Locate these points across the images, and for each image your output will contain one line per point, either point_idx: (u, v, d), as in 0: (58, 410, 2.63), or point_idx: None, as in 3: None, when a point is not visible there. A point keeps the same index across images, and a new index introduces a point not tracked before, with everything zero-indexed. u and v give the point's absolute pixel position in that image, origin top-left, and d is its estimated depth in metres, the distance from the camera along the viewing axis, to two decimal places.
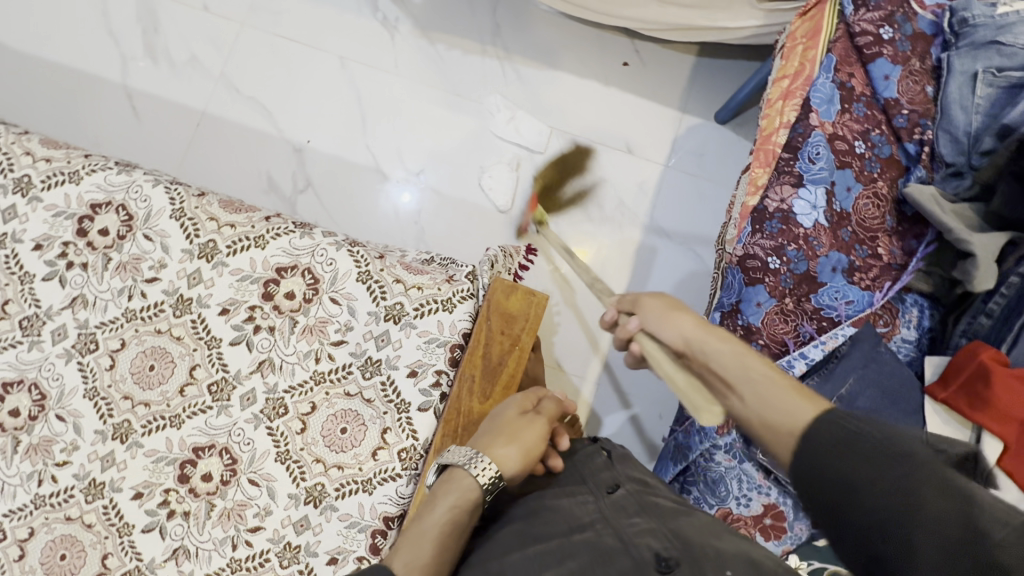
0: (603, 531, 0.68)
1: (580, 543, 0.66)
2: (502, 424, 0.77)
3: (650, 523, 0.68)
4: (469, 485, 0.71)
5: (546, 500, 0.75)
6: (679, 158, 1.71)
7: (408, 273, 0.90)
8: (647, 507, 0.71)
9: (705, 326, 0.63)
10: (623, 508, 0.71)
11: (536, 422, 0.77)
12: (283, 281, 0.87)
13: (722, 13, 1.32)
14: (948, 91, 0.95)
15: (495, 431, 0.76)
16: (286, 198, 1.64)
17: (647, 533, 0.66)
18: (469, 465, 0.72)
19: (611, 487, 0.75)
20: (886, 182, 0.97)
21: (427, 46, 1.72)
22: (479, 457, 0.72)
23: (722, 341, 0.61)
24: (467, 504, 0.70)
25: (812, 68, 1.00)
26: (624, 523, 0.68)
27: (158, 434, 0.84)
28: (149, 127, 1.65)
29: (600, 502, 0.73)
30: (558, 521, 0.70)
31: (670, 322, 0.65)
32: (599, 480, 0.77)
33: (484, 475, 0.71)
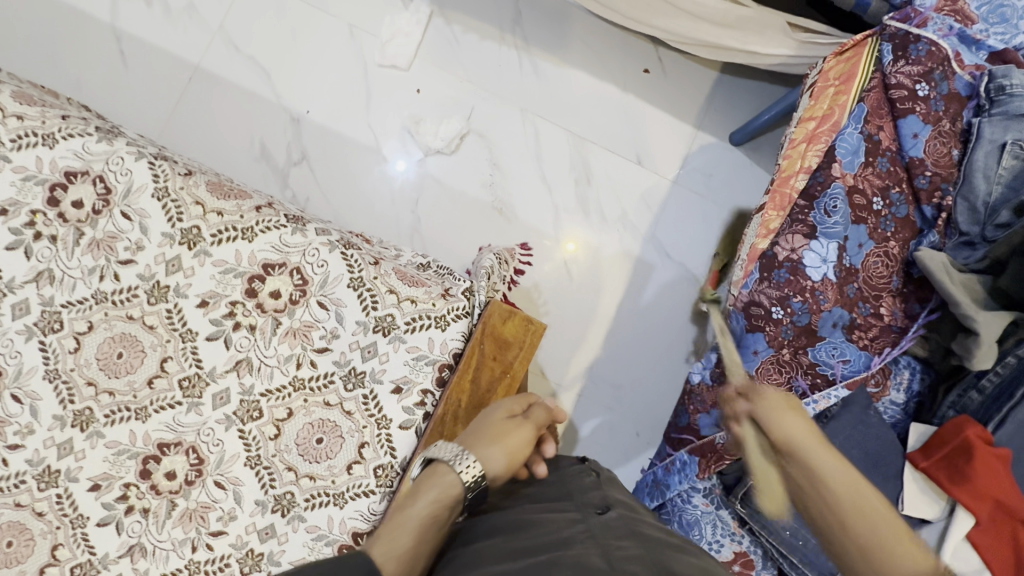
0: (590, 549, 0.57)
1: (555, 557, 0.56)
2: (489, 425, 0.74)
3: (638, 546, 0.58)
4: (451, 483, 0.67)
5: (529, 515, 0.68)
6: (687, 174, 1.67)
7: (403, 283, 0.85)
8: (638, 529, 0.62)
9: (818, 436, 0.67)
10: (610, 529, 0.62)
11: (524, 426, 0.75)
12: (268, 278, 0.82)
13: (753, 37, 1.27)
14: (974, 159, 0.93)
15: (481, 431, 0.73)
16: (278, 170, 1.56)
17: (633, 555, 0.56)
18: (454, 462, 0.68)
19: (601, 509, 0.68)
20: (898, 242, 0.96)
21: (443, 25, 1.64)
22: (464, 455, 0.68)
23: (832, 459, 0.65)
24: (449, 499, 0.66)
25: (841, 116, 0.97)
26: (610, 542, 0.59)
27: (121, 426, 0.80)
28: (137, 76, 1.54)
29: (586, 519, 0.65)
30: (535, 540, 0.61)
31: (782, 421, 0.68)
32: (587, 500, 0.71)
33: (469, 474, 0.67)
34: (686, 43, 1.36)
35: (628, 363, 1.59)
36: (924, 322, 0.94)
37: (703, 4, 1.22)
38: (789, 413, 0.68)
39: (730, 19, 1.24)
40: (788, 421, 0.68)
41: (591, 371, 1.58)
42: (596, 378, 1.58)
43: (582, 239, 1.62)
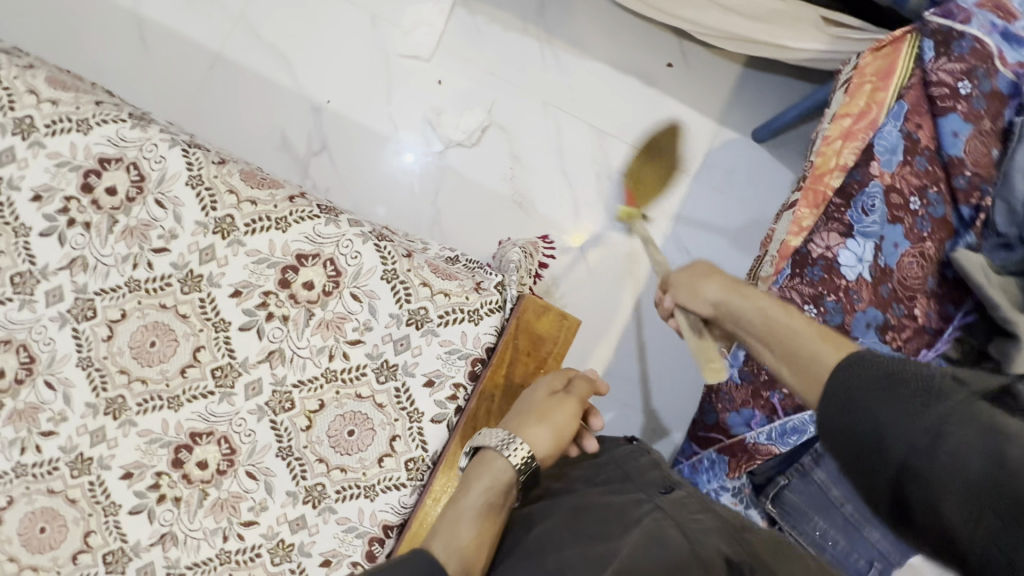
0: (667, 524, 0.62)
1: (640, 539, 0.60)
2: (532, 406, 0.73)
3: (715, 523, 0.63)
4: (501, 467, 0.67)
5: (591, 496, 0.68)
6: (708, 171, 1.66)
7: (436, 276, 0.85)
8: (708, 507, 0.67)
9: (732, 288, 0.69)
10: (684, 506, 0.66)
11: (567, 402, 0.73)
12: (302, 269, 0.82)
13: (786, 31, 1.24)
14: (1016, 158, 0.91)
15: (524, 413, 0.72)
16: (298, 160, 1.55)
17: (714, 533, 0.61)
18: (502, 448, 0.67)
19: (665, 488, 0.69)
20: (934, 243, 0.95)
21: (466, 15, 1.62)
22: (512, 439, 0.68)
23: (749, 301, 0.67)
24: (500, 486, 0.66)
25: (878, 114, 0.96)
26: (688, 518, 0.64)
27: (153, 414, 0.80)
28: (158, 61, 1.53)
29: (655, 497, 0.67)
30: (607, 513, 0.64)
31: (696, 291, 0.71)
32: (649, 480, 0.71)
33: (518, 456, 0.66)
34: (715, 36, 1.34)
35: (646, 359, 1.59)
36: (959, 324, 0.94)
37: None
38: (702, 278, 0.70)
39: (764, 12, 1.22)
40: (693, 282, 0.71)
41: (609, 366, 1.58)
42: (614, 374, 1.58)
43: (586, 233, 1.61)
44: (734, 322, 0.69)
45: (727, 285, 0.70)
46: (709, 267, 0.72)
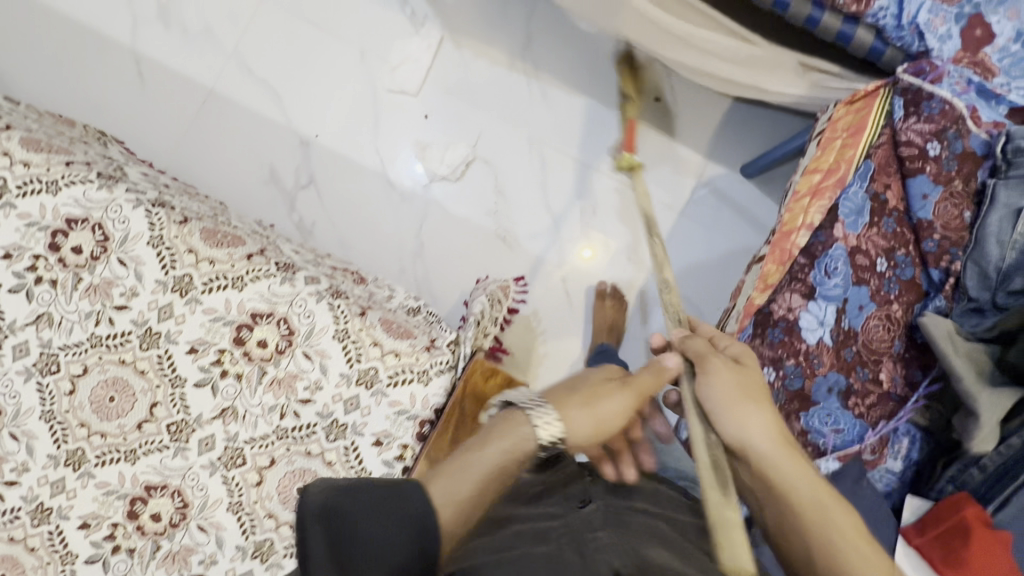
0: (565, 546, 0.60)
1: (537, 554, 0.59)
2: (584, 384, 0.64)
3: (614, 539, 0.61)
4: (523, 436, 0.56)
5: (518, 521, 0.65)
6: (696, 207, 1.63)
7: (388, 335, 0.86)
8: (616, 520, 0.64)
9: (778, 439, 0.63)
10: (589, 520, 0.64)
11: (623, 392, 0.63)
12: (256, 327, 0.83)
13: (765, 76, 1.22)
14: (988, 222, 0.88)
15: (572, 388, 0.63)
16: (286, 193, 1.58)
17: (608, 548, 0.59)
18: (532, 412, 0.57)
19: (581, 503, 0.68)
20: (902, 305, 0.92)
21: (453, 50, 1.63)
22: (545, 408, 0.58)
23: (802, 472, 0.61)
24: (518, 457, 0.56)
25: (846, 171, 0.94)
26: (585, 536, 0.61)
27: (111, 467, 0.82)
28: (156, 98, 1.58)
29: (569, 514, 0.66)
30: (520, 534, 0.64)
31: (738, 416, 0.63)
32: (569, 493, 0.71)
33: (546, 432, 0.56)
34: (696, 73, 1.30)
35: None
36: (924, 394, 0.91)
37: (716, 40, 1.17)
38: (750, 407, 0.63)
39: (742, 58, 1.19)
40: (743, 408, 0.63)
41: None
42: None
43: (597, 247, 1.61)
44: (776, 493, 0.61)
45: (775, 432, 0.63)
46: (755, 391, 0.65)
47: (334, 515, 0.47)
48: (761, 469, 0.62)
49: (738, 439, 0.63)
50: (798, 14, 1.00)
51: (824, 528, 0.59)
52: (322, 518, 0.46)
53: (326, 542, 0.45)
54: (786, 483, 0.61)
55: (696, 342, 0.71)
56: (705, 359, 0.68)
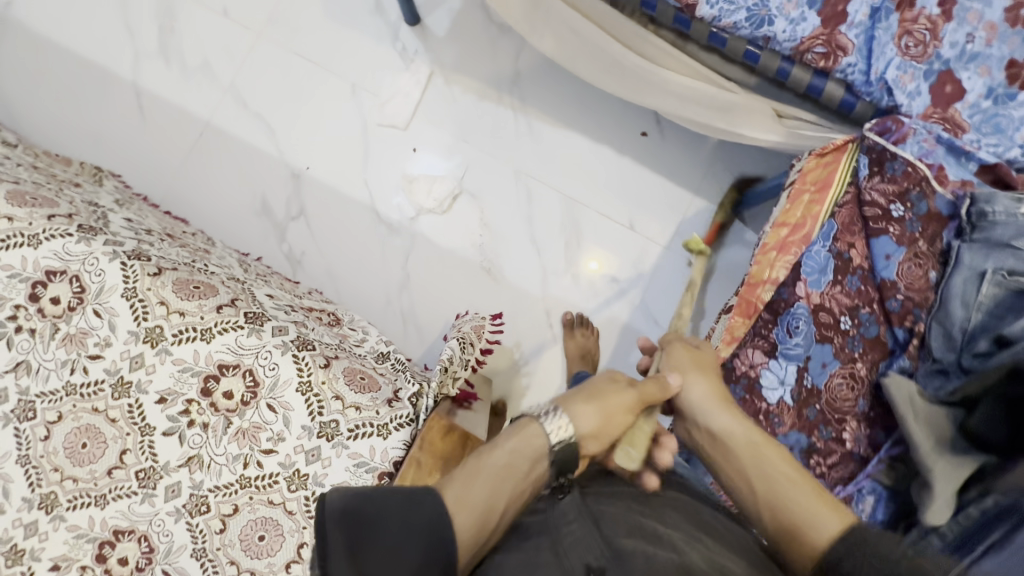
0: (541, 546, 0.61)
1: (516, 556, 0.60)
2: (589, 387, 0.79)
3: (584, 530, 0.61)
4: (535, 433, 0.71)
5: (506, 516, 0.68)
6: (680, 242, 1.62)
7: (350, 390, 0.88)
8: (589, 510, 0.65)
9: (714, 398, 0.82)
10: (563, 512, 0.65)
11: (625, 393, 0.78)
12: (222, 379, 0.86)
13: (740, 122, 1.19)
14: (951, 283, 0.88)
15: (579, 393, 0.78)
16: (277, 224, 1.61)
17: (580, 541, 0.60)
18: (543, 420, 0.72)
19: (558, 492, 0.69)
20: (866, 364, 0.92)
21: (442, 85, 1.66)
22: (554, 415, 0.72)
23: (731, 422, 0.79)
24: (530, 456, 0.69)
25: (810, 229, 0.95)
26: (560, 529, 0.62)
27: (82, 511, 0.86)
28: (154, 130, 1.63)
29: (550, 508, 0.66)
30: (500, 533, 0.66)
31: (687, 385, 0.84)
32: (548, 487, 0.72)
33: (556, 435, 0.71)
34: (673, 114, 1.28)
35: None
36: (885, 456, 0.89)
37: (689, 85, 1.17)
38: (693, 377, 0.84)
39: (717, 102, 1.17)
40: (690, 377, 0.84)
41: None
42: None
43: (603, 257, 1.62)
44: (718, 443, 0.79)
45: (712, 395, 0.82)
46: (703, 365, 0.86)
47: (353, 517, 0.55)
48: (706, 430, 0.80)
49: (684, 401, 0.83)
50: (769, 67, 1.00)
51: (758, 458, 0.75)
52: (346, 519, 0.54)
53: (346, 543, 0.53)
54: (722, 432, 0.79)
55: (665, 335, 0.95)
56: (669, 344, 0.91)
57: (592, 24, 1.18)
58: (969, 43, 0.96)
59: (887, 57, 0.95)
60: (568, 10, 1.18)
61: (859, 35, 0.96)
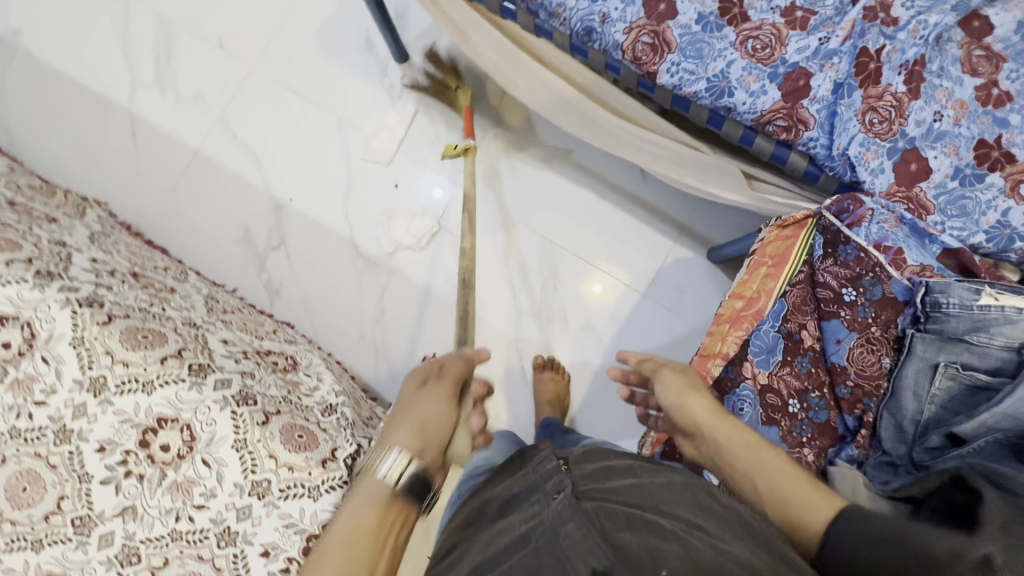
0: (539, 547, 0.54)
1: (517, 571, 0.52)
2: (405, 403, 0.89)
3: (586, 532, 0.54)
4: (372, 483, 0.77)
5: (499, 524, 0.60)
6: (658, 289, 1.60)
7: (285, 448, 0.89)
8: (587, 508, 0.58)
9: (715, 412, 0.82)
10: (561, 515, 0.57)
11: (434, 392, 0.89)
12: (161, 431, 0.87)
13: (708, 182, 1.11)
14: (904, 373, 0.85)
15: (401, 412, 0.87)
16: (257, 254, 1.64)
17: (581, 545, 0.53)
18: (376, 470, 0.77)
19: (555, 490, 0.62)
20: (814, 449, 0.88)
21: (427, 123, 1.67)
22: (383, 459, 0.78)
23: (732, 431, 0.79)
24: (379, 505, 0.75)
25: (764, 305, 0.94)
26: (558, 530, 0.55)
27: (18, 554, 0.87)
28: (146, 156, 1.68)
29: (543, 510, 0.59)
30: (491, 545, 0.57)
31: (683, 402, 0.85)
32: (544, 483, 0.64)
33: (390, 473, 0.77)
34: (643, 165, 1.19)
35: None
36: None
37: (659, 142, 1.09)
38: (692, 396, 0.84)
39: (686, 160, 1.09)
40: (683, 398, 0.85)
41: None
42: None
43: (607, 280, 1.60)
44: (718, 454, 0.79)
45: (709, 411, 0.82)
46: (699, 386, 0.87)
47: None
48: (704, 438, 0.81)
49: (683, 416, 0.84)
50: (732, 134, 0.99)
51: (755, 466, 0.75)
52: None
53: None
54: (719, 437, 0.79)
55: (648, 363, 0.94)
56: (659, 371, 0.91)
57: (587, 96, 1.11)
58: (936, 121, 0.93)
59: (850, 132, 0.93)
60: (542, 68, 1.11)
61: (821, 110, 0.94)
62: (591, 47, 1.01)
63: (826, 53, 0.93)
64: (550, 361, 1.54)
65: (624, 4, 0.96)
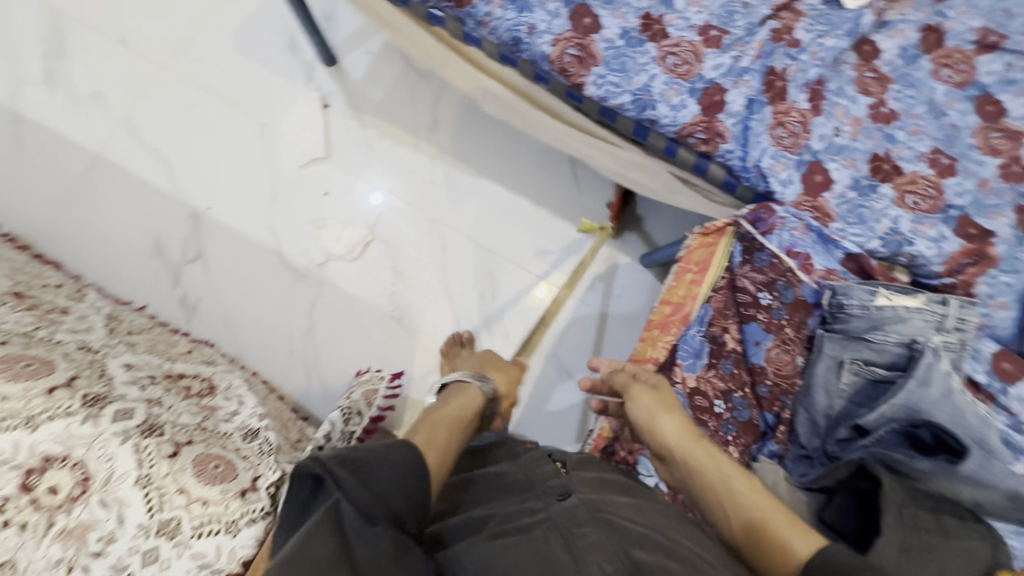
0: (551, 540, 0.63)
1: (526, 549, 0.62)
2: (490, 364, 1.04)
3: (603, 539, 0.63)
4: (475, 392, 0.90)
5: (505, 517, 0.68)
6: (595, 294, 1.62)
7: (197, 482, 0.83)
8: (601, 516, 0.67)
9: (685, 433, 0.80)
10: (573, 516, 0.67)
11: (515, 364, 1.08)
12: (47, 472, 0.75)
13: (649, 179, 1.11)
14: (815, 371, 0.91)
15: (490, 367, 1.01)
16: (170, 267, 1.51)
17: (597, 547, 0.62)
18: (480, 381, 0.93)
19: (561, 496, 0.71)
20: (739, 447, 0.93)
21: (357, 128, 1.61)
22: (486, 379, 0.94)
23: (703, 452, 0.78)
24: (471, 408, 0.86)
25: (690, 309, 0.98)
26: (573, 531, 0.64)
27: None
28: (37, 161, 1.52)
29: (549, 508, 0.69)
30: (500, 530, 0.66)
31: (654, 423, 0.82)
32: (548, 488, 0.74)
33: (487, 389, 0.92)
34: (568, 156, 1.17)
35: None
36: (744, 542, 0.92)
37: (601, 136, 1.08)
38: (663, 415, 0.82)
39: (623, 161, 1.09)
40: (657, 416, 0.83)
41: None
42: None
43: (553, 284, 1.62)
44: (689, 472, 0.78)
45: (683, 430, 0.81)
46: (670, 404, 0.84)
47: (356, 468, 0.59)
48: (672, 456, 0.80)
49: (653, 436, 0.83)
50: (656, 145, 1.03)
51: (727, 487, 0.74)
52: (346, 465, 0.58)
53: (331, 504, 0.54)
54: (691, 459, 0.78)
55: (620, 375, 0.91)
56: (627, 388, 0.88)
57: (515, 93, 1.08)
58: (836, 136, 1.01)
59: (762, 145, 0.99)
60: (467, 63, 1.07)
61: (736, 124, 0.99)
62: (519, 57, 1.00)
63: (738, 71, 0.99)
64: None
65: (551, 16, 0.97)
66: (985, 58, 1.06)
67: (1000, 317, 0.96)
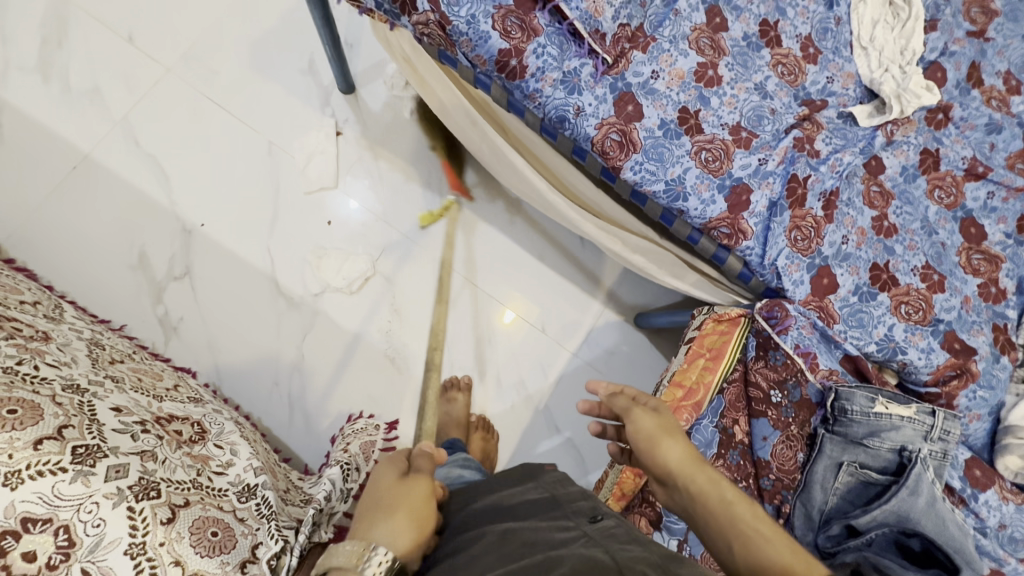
0: (589, 547, 0.55)
1: (554, 557, 0.53)
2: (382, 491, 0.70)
3: (645, 552, 0.54)
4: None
5: (527, 532, 0.59)
6: (588, 348, 1.64)
7: (195, 554, 0.78)
8: (642, 537, 0.57)
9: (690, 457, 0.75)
10: (613, 535, 0.58)
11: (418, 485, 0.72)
12: (24, 537, 0.69)
13: (656, 266, 1.20)
14: (814, 469, 0.97)
15: (376, 506, 0.68)
16: (153, 283, 1.42)
17: (640, 559, 0.52)
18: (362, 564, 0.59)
19: (593, 517, 0.62)
20: None
21: (370, 160, 1.58)
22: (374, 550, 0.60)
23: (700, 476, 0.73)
24: None
25: (703, 398, 1.02)
26: (614, 547, 0.55)
27: None
28: (17, 155, 1.42)
29: (582, 526, 0.59)
30: (524, 543, 0.57)
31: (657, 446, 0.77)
32: (577, 508, 0.65)
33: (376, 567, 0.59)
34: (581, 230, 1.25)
35: None
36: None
37: (628, 223, 1.16)
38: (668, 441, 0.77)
39: (635, 245, 1.18)
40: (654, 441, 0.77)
41: None
42: None
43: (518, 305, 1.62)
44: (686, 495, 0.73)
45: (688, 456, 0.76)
46: (672, 428, 0.79)
47: None
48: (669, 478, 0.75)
49: (656, 462, 0.77)
50: (680, 232, 1.07)
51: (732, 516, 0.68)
52: None
53: None
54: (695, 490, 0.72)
55: (619, 399, 0.86)
56: (629, 411, 0.83)
57: (532, 157, 1.16)
58: (844, 244, 1.07)
59: (779, 245, 1.04)
60: (489, 126, 1.15)
61: (758, 223, 1.04)
62: (561, 133, 1.02)
63: (764, 173, 1.05)
64: (481, 421, 1.48)
65: (598, 100, 0.99)
66: (971, 185, 1.18)
67: (975, 426, 1.07)
